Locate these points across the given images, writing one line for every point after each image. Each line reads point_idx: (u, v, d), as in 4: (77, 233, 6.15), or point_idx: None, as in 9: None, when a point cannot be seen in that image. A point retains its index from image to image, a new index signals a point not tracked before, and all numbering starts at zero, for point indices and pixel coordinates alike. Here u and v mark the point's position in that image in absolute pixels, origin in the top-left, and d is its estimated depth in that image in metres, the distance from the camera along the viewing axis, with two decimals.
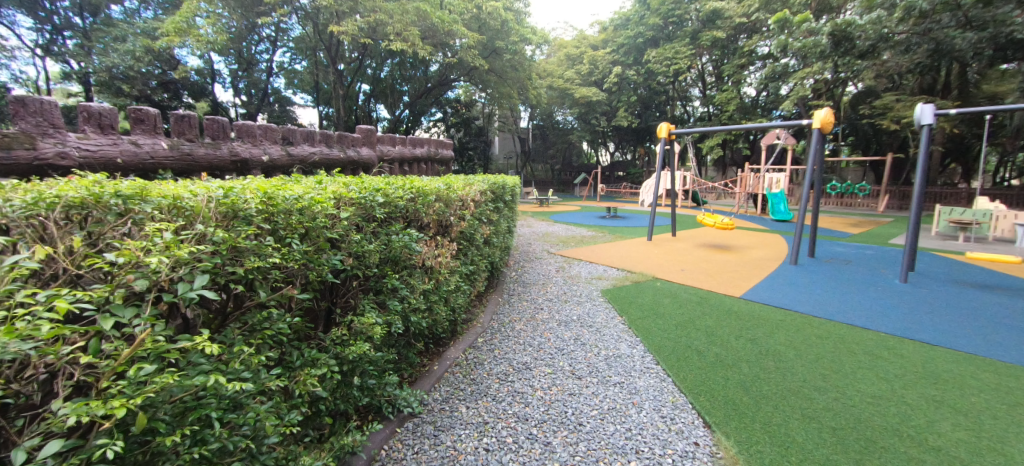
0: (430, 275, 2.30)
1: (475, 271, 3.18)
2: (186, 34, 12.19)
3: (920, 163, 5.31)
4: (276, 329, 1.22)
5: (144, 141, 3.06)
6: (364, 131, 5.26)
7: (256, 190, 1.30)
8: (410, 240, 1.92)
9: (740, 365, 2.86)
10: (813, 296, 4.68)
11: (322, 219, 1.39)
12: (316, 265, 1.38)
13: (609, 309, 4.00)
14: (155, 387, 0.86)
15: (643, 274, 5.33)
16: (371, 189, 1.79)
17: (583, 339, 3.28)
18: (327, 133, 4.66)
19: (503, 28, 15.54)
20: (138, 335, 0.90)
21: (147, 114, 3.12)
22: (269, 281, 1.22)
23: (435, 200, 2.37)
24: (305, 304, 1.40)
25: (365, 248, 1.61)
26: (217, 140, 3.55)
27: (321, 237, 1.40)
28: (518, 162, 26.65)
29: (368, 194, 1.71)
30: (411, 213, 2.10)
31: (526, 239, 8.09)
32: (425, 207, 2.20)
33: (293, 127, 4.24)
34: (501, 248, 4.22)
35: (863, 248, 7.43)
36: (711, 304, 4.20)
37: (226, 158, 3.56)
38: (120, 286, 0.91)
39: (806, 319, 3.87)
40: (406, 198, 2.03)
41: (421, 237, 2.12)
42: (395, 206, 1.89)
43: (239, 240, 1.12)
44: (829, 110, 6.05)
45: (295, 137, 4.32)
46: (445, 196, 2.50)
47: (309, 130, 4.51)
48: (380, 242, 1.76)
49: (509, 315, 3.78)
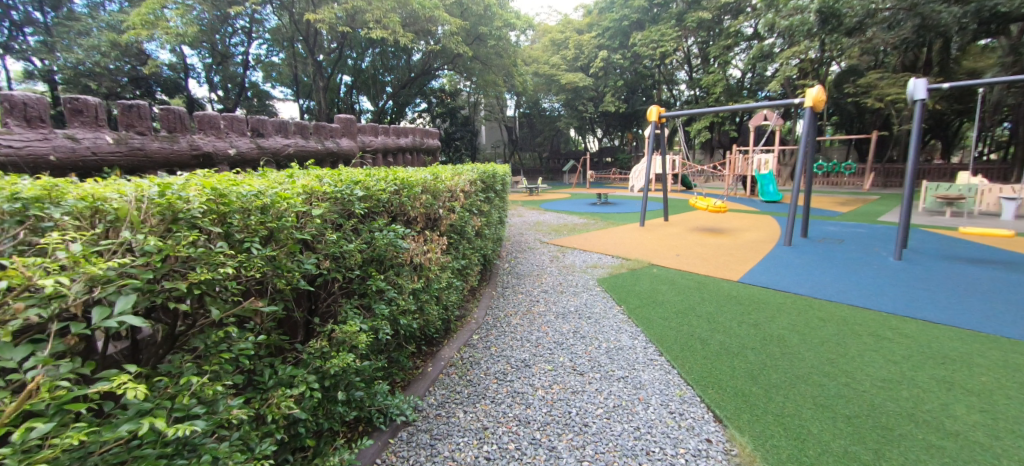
0: (420, 274, 2.13)
1: (467, 266, 3.03)
2: (155, 26, 11.91)
3: (913, 138, 5.25)
4: (236, 350, 1.06)
5: (84, 135, 2.70)
6: (343, 121, 5.00)
7: (202, 186, 1.11)
8: (395, 237, 1.75)
9: (746, 354, 2.77)
10: (811, 277, 4.62)
11: (289, 218, 1.22)
12: (286, 272, 1.22)
13: (607, 299, 3.89)
14: (54, 449, 0.71)
15: (639, 261, 5.22)
16: (348, 182, 1.61)
17: (582, 332, 3.15)
18: (302, 123, 4.39)
19: (486, 13, 15.29)
20: (31, 381, 0.74)
21: (87, 104, 2.75)
22: (224, 295, 1.05)
23: (422, 191, 2.20)
24: (276, 316, 1.24)
25: (345, 247, 1.46)
26: (174, 132, 3.24)
27: (287, 241, 1.23)
28: (505, 151, 26.35)
29: (345, 187, 1.53)
30: (397, 206, 1.93)
31: (518, 229, 7.92)
32: (411, 200, 2.03)
33: (262, 118, 3.97)
34: (493, 239, 4.06)
35: (854, 227, 7.44)
36: (709, 289, 4.12)
37: (186, 151, 3.27)
38: (9, 318, 0.74)
39: (807, 300, 3.81)
40: (391, 191, 1.86)
41: (407, 233, 1.96)
42: (376, 198, 1.71)
43: (178, 248, 0.95)
44: (821, 88, 5.96)
45: (266, 128, 4.05)
46: (433, 186, 2.33)
47: (283, 122, 4.25)
48: (361, 240, 1.59)
49: (504, 309, 3.65)
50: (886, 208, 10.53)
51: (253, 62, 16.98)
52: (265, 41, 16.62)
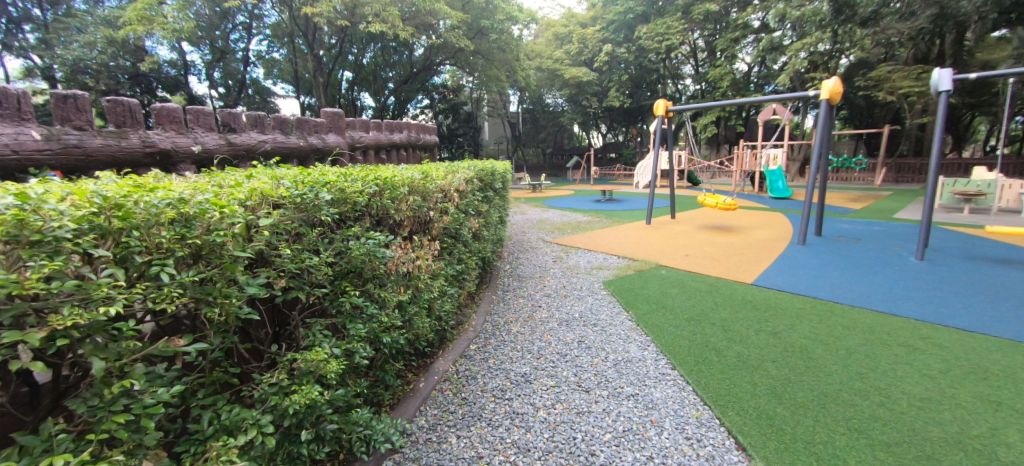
0: (406, 284, 1.91)
1: (463, 272, 2.81)
2: (150, 22, 11.82)
3: (937, 131, 4.96)
4: (142, 403, 0.87)
5: (6, 130, 2.41)
6: (329, 115, 4.75)
7: (86, 198, 0.90)
8: (376, 245, 1.53)
9: (767, 367, 2.54)
10: (829, 279, 4.38)
11: (222, 233, 1.03)
12: (221, 299, 1.02)
13: (613, 304, 3.66)
14: None
15: (647, 261, 4.99)
16: (311, 183, 1.40)
17: (588, 341, 2.92)
18: (281, 117, 4.14)
19: (488, 7, 15.03)
20: None
21: (9, 95, 2.47)
22: (120, 336, 0.86)
23: (409, 191, 1.97)
24: (212, 355, 1.05)
25: (303, 262, 1.24)
26: (122, 127, 2.98)
27: (222, 261, 1.04)
28: (508, 147, 26.10)
29: (306, 190, 1.33)
30: (379, 209, 1.71)
31: (520, 227, 7.71)
32: (395, 202, 1.81)
33: (233, 112, 3.72)
34: (492, 241, 3.83)
35: (870, 225, 7.16)
36: (721, 293, 3.89)
37: (137, 149, 3.00)
38: None
39: (828, 306, 3.57)
40: (370, 193, 1.64)
41: (392, 240, 1.74)
42: (349, 201, 1.50)
43: (36, 283, 0.75)
44: (838, 79, 5.68)
45: (238, 123, 3.79)
46: (423, 184, 2.11)
47: (260, 115, 3.99)
48: (331, 251, 1.39)
49: (504, 315, 3.44)
50: (900, 205, 10.21)
51: (254, 58, 16.84)
52: (266, 37, 16.45)
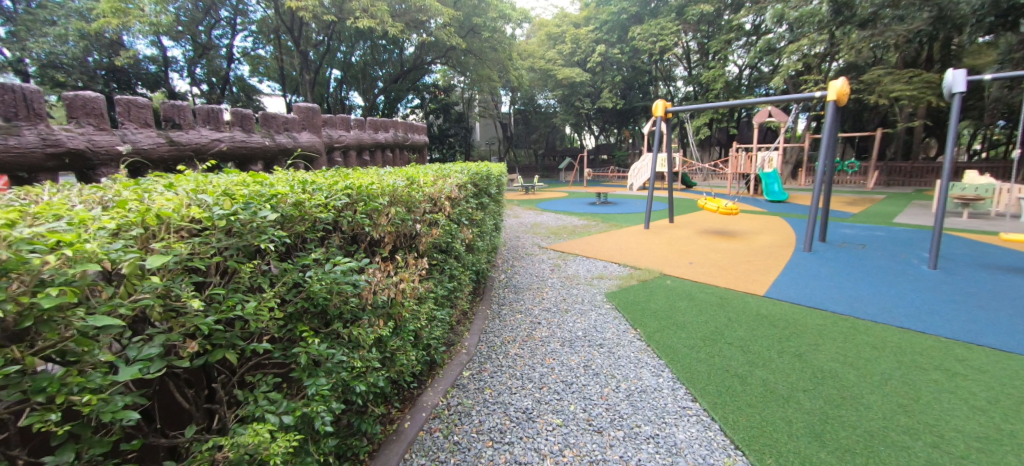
0: (387, 314, 1.58)
1: (455, 289, 2.49)
2: (126, 14, 11.19)
3: (950, 134, 4.77)
4: None
5: None
6: (301, 111, 4.19)
7: None
8: (343, 276, 1.21)
9: (798, 399, 2.25)
10: (844, 290, 4.13)
11: (67, 292, 0.71)
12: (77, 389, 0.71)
13: (619, 320, 3.35)
14: None
15: (650, 271, 4.70)
16: (247, 199, 1.07)
17: (595, 366, 2.61)
18: (242, 112, 3.52)
19: (480, 4, 14.68)
20: None
21: None
22: None
23: (390, 202, 1.64)
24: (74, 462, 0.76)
25: (231, 311, 0.93)
26: (10, 120, 2.20)
27: (71, 326, 0.71)
28: (500, 148, 25.78)
29: (238, 209, 1.01)
30: (350, 225, 1.38)
31: (514, 232, 7.38)
32: (371, 216, 1.48)
33: (177, 103, 3.02)
34: (487, 251, 3.50)
35: (873, 230, 6.98)
36: (733, 306, 3.62)
37: (35, 148, 2.22)
38: None
39: (850, 322, 3.30)
40: (338, 207, 1.31)
41: (368, 265, 1.42)
42: (306, 220, 1.18)
43: None
44: (846, 80, 5.47)
45: (184, 118, 3.10)
46: (408, 191, 1.78)
47: (211, 108, 3.30)
48: (277, 288, 1.06)
49: (500, 334, 3.11)
50: (897, 209, 10.11)
51: (238, 55, 16.28)
52: (250, 33, 15.88)
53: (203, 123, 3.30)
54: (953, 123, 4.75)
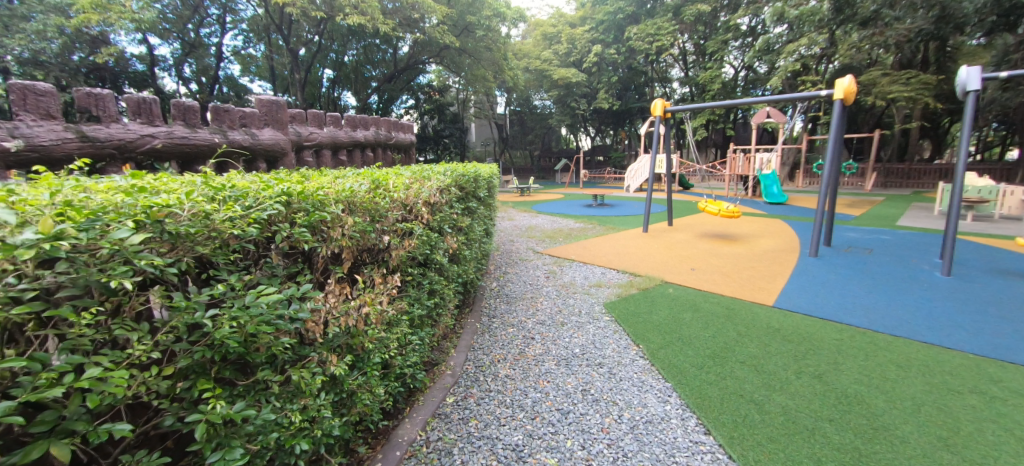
0: (344, 347, 1.31)
1: (437, 305, 2.21)
2: (108, 10, 10.75)
3: (963, 134, 4.55)
4: None
5: None
6: (263, 104, 3.84)
7: None
8: (263, 312, 0.96)
9: (823, 430, 1.99)
10: (858, 300, 3.88)
11: None
12: None
13: (619, 334, 3.08)
14: None
15: (651, 278, 4.44)
16: (108, 214, 0.85)
17: (594, 391, 2.34)
18: (184, 104, 3.16)
19: (474, 2, 14.38)
20: None
21: None
22: None
23: (347, 210, 1.37)
24: None
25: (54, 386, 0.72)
26: None
27: None
28: (495, 150, 25.45)
29: (81, 225, 0.79)
30: (286, 239, 1.14)
31: (507, 235, 7.12)
32: (316, 230, 1.22)
33: (93, 92, 2.69)
34: (476, 259, 3.22)
35: (877, 234, 6.77)
36: (740, 318, 3.37)
37: None
38: None
39: (868, 337, 3.06)
40: (264, 220, 1.07)
41: (311, 292, 1.16)
42: (212, 237, 0.95)
43: None
44: (853, 78, 5.25)
45: (105, 109, 2.77)
46: (373, 196, 1.52)
47: (141, 97, 2.97)
48: (156, 337, 0.85)
49: (490, 352, 2.83)
50: (898, 211, 9.94)
51: (227, 54, 15.82)
52: (240, 31, 15.45)
53: (133, 115, 2.98)
54: (966, 124, 4.53)
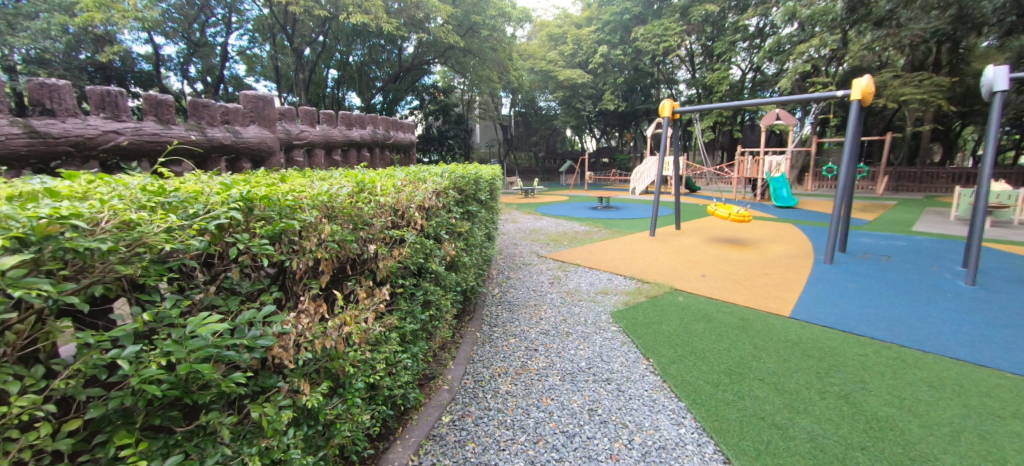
0: (319, 373, 1.16)
1: (433, 317, 2.06)
2: (110, 8, 10.71)
3: (990, 136, 4.34)
4: None
5: None
6: (249, 100, 3.69)
7: None
8: (202, 343, 0.82)
9: (855, 460, 1.81)
10: (879, 311, 3.68)
11: None
12: None
13: (628, 346, 2.91)
14: None
15: (660, 285, 4.25)
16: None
17: (602, 411, 2.16)
18: (156, 98, 3.00)
19: (479, 2, 14.20)
20: None
21: None
22: None
23: (324, 216, 1.23)
24: None
25: None
26: None
27: None
28: (500, 151, 25.34)
29: None
30: (246, 253, 1.00)
31: (510, 238, 6.96)
32: (281, 244, 1.08)
33: (50, 84, 2.54)
34: (477, 265, 3.06)
35: (894, 240, 6.55)
36: (755, 329, 3.19)
37: None
38: None
39: (895, 353, 2.86)
40: (213, 231, 0.93)
41: (274, 313, 1.01)
42: (144, 252, 0.81)
43: None
44: (872, 78, 5.05)
45: (64, 102, 2.62)
46: (355, 201, 1.38)
47: (107, 90, 2.79)
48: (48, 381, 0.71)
49: (490, 365, 2.66)
50: (912, 216, 9.69)
51: (233, 53, 15.79)
52: (245, 30, 15.39)
53: (98, 110, 2.81)
54: (992, 126, 4.31)
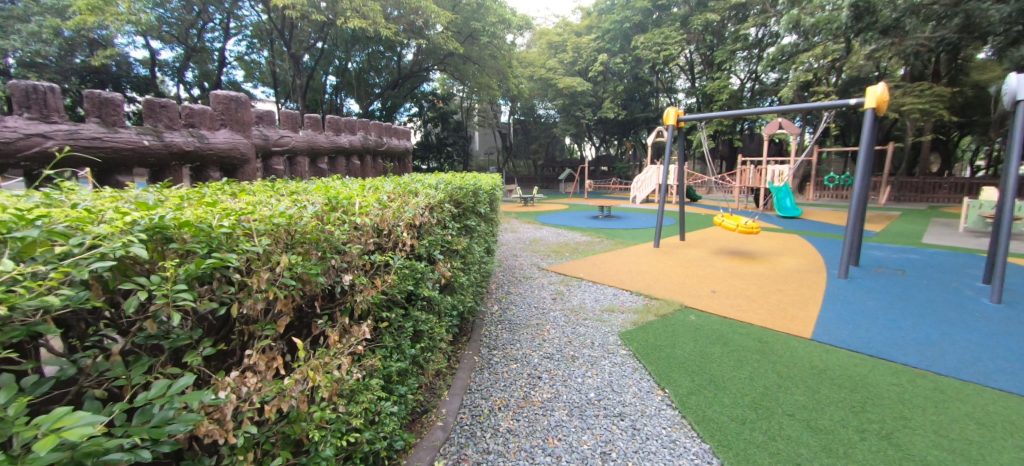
0: (269, 448, 0.92)
1: (425, 348, 1.80)
2: (104, 12, 10.51)
3: (1015, 146, 4.13)
4: None
5: None
6: (219, 101, 3.48)
7: None
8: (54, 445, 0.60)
9: None
10: (906, 332, 3.43)
11: None
12: None
13: (640, 373, 2.67)
14: None
15: (669, 302, 4.01)
16: None
17: (616, 457, 1.91)
18: (97, 97, 2.71)
19: (479, 8, 14.03)
20: None
21: None
22: None
23: (278, 246, 1.00)
24: None
25: None
26: None
27: None
28: (499, 159, 25.18)
29: None
30: (155, 303, 0.77)
31: (510, 249, 6.73)
32: (210, 287, 0.85)
33: None
34: (476, 283, 2.80)
35: (906, 253, 6.33)
36: (776, 354, 2.94)
37: None
38: None
39: (933, 382, 2.61)
40: (82, 284, 0.71)
41: (194, 381, 0.79)
42: None
43: None
44: (886, 85, 4.86)
45: None
46: (321, 223, 1.15)
47: (34, 86, 2.50)
48: None
49: (490, 396, 2.40)
50: (919, 228, 9.49)
51: (230, 59, 15.57)
52: (243, 36, 15.15)
53: (23, 108, 2.50)
54: (1016, 136, 4.10)
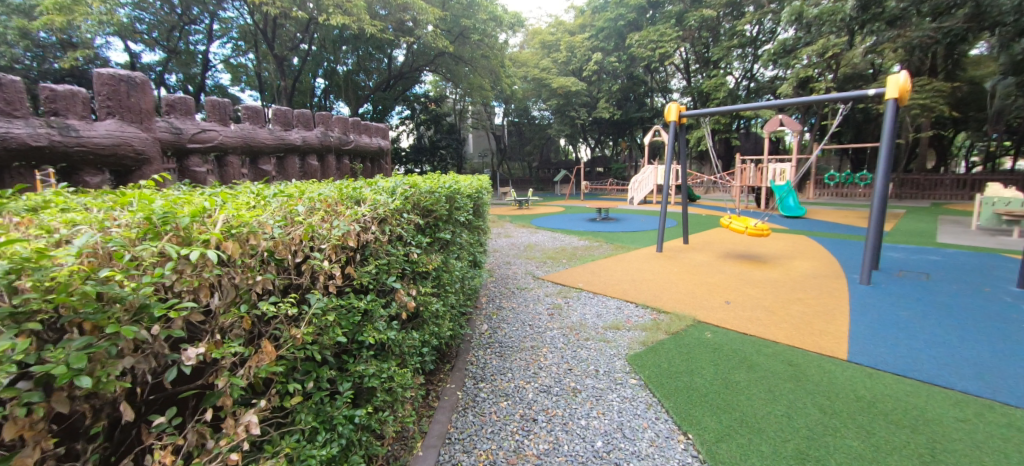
0: None
1: (377, 409, 1.34)
2: (74, 11, 9.97)
3: None
4: None
5: None
6: (103, 82, 2.82)
7: None
8: None
9: None
10: (954, 349, 2.99)
11: None
12: None
13: (654, 410, 2.23)
14: None
15: (681, 316, 3.57)
16: None
17: None
18: None
19: (468, 6, 13.56)
20: None
21: None
22: None
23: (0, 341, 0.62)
24: None
25: None
26: None
27: None
28: (493, 161, 24.69)
29: None
30: None
31: (502, 256, 6.30)
32: None
33: None
34: (456, 304, 2.33)
35: (925, 254, 5.92)
36: (810, 381, 2.50)
37: None
38: None
39: (1006, 417, 2.17)
40: None
41: None
42: None
43: None
44: (909, 74, 4.45)
45: None
46: (96, 270, 0.78)
47: None
48: None
49: (473, 449, 1.94)
50: (929, 226, 9.11)
51: (215, 62, 15.02)
52: (228, 38, 14.67)
53: None
54: None
